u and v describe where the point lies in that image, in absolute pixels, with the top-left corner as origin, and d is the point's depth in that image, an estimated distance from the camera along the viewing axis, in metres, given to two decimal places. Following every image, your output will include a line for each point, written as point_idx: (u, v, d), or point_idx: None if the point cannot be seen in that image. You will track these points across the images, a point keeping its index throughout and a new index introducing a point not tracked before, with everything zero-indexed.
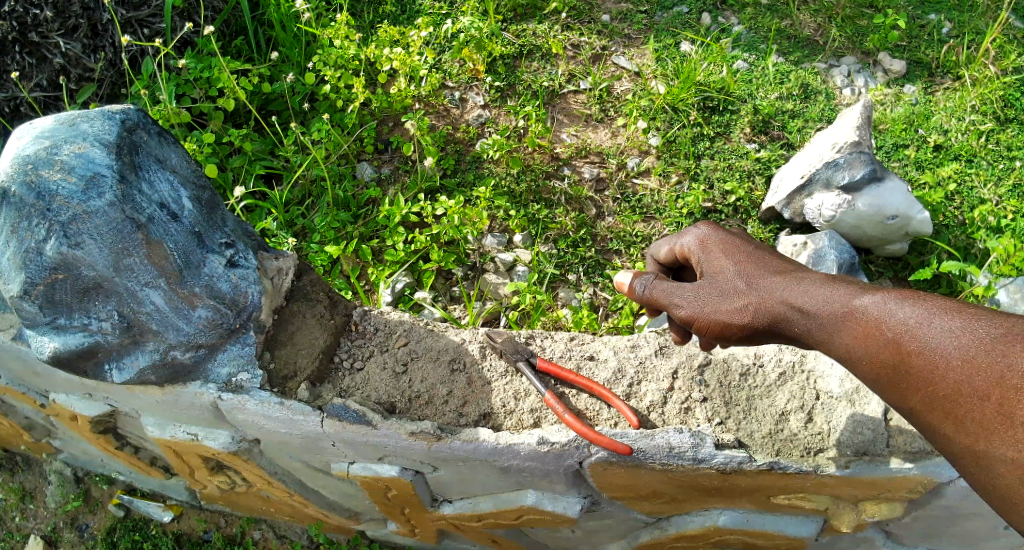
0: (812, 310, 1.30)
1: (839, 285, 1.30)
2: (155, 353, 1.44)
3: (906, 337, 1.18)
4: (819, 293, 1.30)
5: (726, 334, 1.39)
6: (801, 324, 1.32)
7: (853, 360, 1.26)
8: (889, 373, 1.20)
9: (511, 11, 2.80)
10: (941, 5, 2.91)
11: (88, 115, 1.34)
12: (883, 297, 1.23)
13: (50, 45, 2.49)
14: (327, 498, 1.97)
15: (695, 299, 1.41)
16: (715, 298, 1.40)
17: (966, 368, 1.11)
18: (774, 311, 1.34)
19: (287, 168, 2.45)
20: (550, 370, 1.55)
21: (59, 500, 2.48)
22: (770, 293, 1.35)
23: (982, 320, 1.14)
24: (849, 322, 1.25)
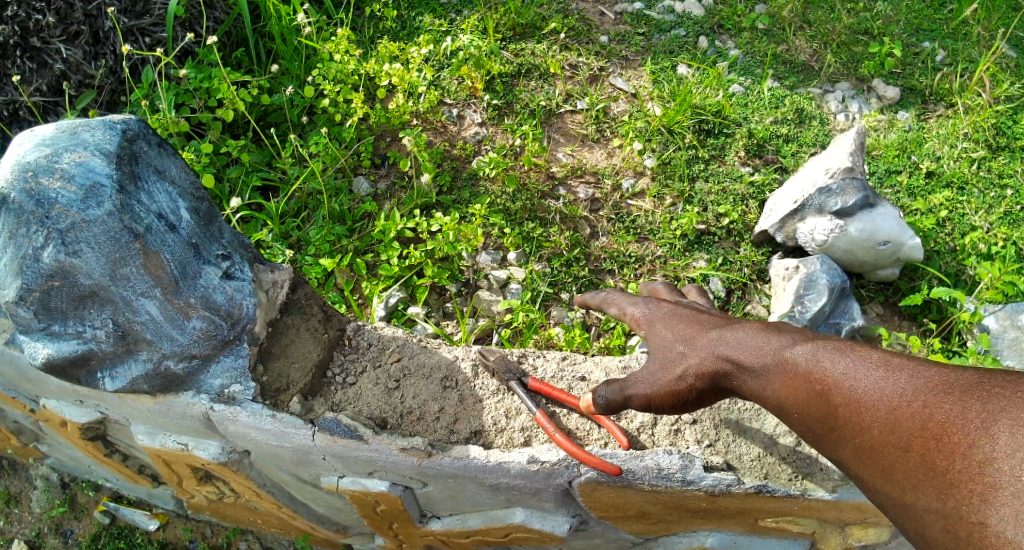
0: (745, 362, 1.29)
1: (773, 334, 1.30)
2: (148, 362, 1.44)
3: (833, 387, 1.18)
4: (753, 345, 1.30)
5: (678, 403, 1.37)
6: (737, 377, 1.31)
7: (788, 410, 1.25)
8: (821, 424, 1.19)
9: (511, 30, 2.83)
10: (935, 34, 2.95)
11: (89, 125, 1.35)
12: (812, 348, 1.23)
13: (51, 51, 2.49)
14: (315, 511, 1.97)
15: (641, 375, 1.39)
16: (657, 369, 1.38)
17: (890, 419, 1.10)
18: (710, 369, 1.33)
19: (284, 180, 2.46)
20: (540, 388, 1.57)
21: (44, 506, 2.47)
22: (704, 350, 1.34)
23: (906, 370, 1.13)
24: (780, 373, 1.25)
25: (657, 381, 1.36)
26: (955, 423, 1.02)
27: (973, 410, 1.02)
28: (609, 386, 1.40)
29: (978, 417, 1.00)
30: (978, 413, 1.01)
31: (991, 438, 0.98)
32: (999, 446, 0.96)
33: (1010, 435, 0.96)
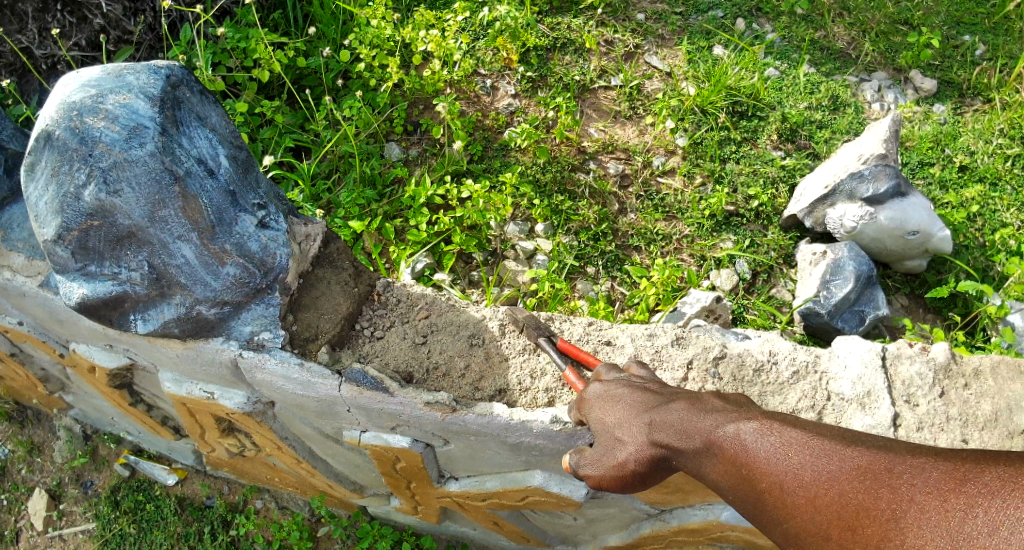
0: (674, 445, 1.20)
1: (701, 412, 1.19)
2: (181, 306, 1.47)
3: (757, 471, 1.09)
4: (683, 427, 1.19)
5: (628, 484, 1.30)
6: (673, 459, 1.22)
7: (721, 490, 1.17)
8: (752, 508, 1.11)
9: (547, 4, 2.82)
10: (977, 26, 2.90)
11: (134, 68, 1.36)
12: (739, 428, 1.14)
13: (91, 6, 2.52)
14: (335, 469, 2.00)
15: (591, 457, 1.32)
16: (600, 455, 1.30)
17: (809, 507, 1.02)
18: (646, 454, 1.24)
19: (316, 142, 2.48)
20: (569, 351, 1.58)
21: (66, 456, 2.51)
22: (638, 435, 1.24)
23: (826, 453, 1.05)
24: (709, 455, 1.16)
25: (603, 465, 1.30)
26: (869, 512, 0.96)
27: (885, 498, 0.95)
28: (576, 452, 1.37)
29: (889, 507, 0.94)
30: (888, 501, 0.94)
31: (899, 529, 0.92)
32: (909, 539, 0.90)
33: (919, 527, 0.90)
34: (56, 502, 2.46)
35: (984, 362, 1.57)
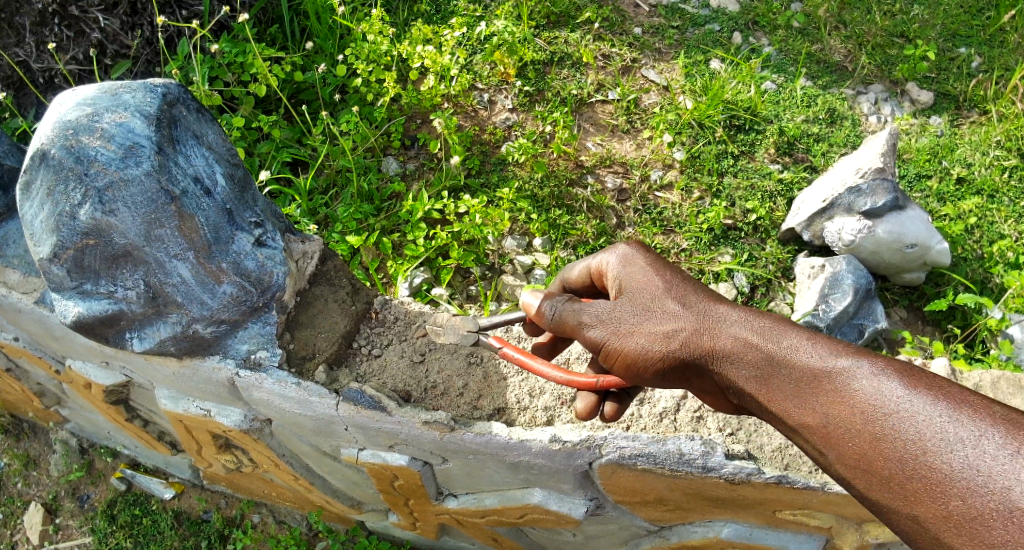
0: (768, 352, 1.20)
1: (809, 337, 1.19)
2: (177, 324, 1.46)
3: (900, 416, 1.04)
4: (792, 345, 1.19)
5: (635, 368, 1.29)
6: (744, 366, 1.22)
7: (825, 429, 1.12)
8: (875, 454, 1.06)
9: (545, 18, 2.83)
10: (972, 39, 2.91)
11: (130, 87, 1.36)
12: (870, 367, 1.10)
13: (89, 20, 2.51)
14: (332, 485, 1.98)
15: (609, 325, 1.30)
16: (627, 331, 1.28)
17: (968, 470, 0.97)
18: (700, 340, 1.25)
19: (313, 157, 2.48)
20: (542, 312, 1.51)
21: (62, 469, 2.49)
22: (712, 324, 1.26)
23: (990, 419, 1.00)
24: (825, 384, 1.13)
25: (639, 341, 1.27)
26: None
27: None
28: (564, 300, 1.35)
29: None
30: None
31: None
32: None
33: None
34: (52, 516, 2.44)
35: (983, 378, 1.57)
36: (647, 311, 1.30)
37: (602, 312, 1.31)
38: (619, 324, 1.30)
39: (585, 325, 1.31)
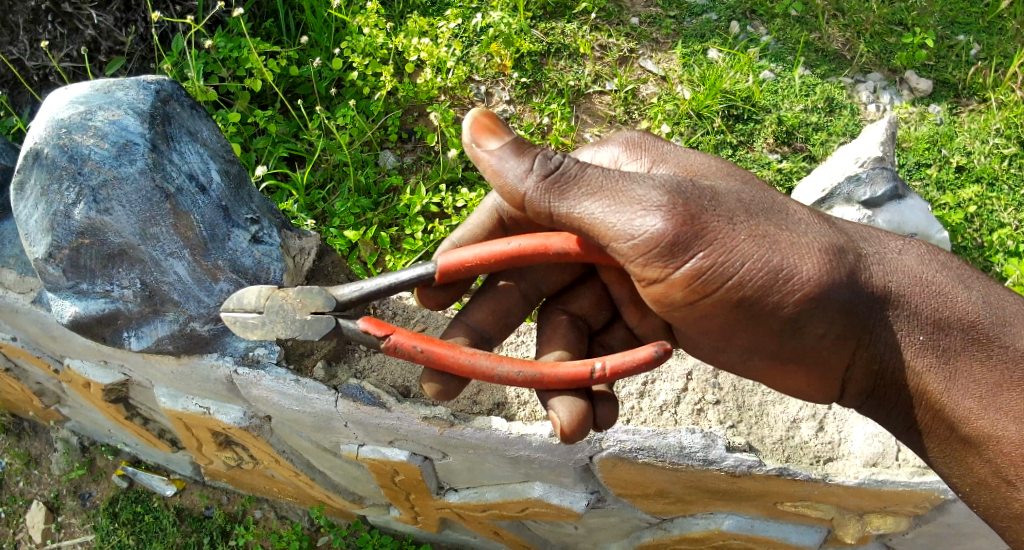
0: (945, 304, 1.27)
1: (990, 301, 1.28)
2: (174, 323, 1.45)
3: None
4: (968, 304, 1.27)
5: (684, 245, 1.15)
6: (909, 311, 1.27)
7: (986, 391, 1.24)
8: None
9: (541, 9, 2.80)
10: (971, 26, 2.89)
11: (123, 84, 1.36)
12: None
13: (83, 17, 2.48)
14: (333, 480, 1.98)
15: (744, 233, 1.19)
16: (767, 241, 1.20)
17: None
18: (858, 267, 1.26)
19: (310, 152, 2.46)
20: (454, 265, 1.28)
21: (64, 468, 2.49)
22: (889, 261, 1.29)
23: None
24: (1000, 354, 1.24)
25: (805, 262, 1.20)
26: None
27: None
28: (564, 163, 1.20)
29: None
30: None
31: None
32: None
33: None
34: (55, 515, 2.44)
35: None
36: (806, 234, 1.24)
37: (703, 204, 1.19)
38: (755, 231, 1.20)
39: (659, 208, 1.15)
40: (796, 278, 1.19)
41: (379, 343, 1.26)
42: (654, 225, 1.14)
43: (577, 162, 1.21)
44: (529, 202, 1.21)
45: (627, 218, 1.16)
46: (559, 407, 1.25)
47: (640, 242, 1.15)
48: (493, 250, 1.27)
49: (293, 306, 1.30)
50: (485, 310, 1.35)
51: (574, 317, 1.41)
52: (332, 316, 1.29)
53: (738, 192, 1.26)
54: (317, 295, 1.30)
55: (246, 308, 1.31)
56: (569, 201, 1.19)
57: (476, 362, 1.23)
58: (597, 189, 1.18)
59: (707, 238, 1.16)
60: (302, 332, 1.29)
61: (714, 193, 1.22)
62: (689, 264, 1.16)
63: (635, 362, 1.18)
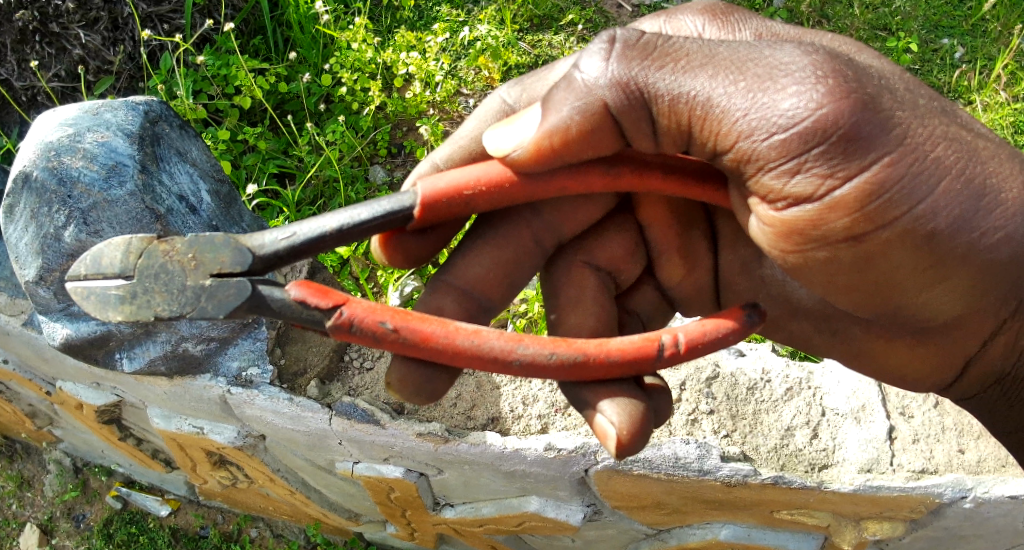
0: None
1: None
2: (167, 343, 1.43)
3: None
4: None
5: (852, 144, 0.92)
6: None
7: None
8: None
9: (528, 21, 2.83)
10: (954, 30, 2.92)
11: (111, 105, 1.38)
12: None
13: (70, 37, 2.47)
14: (329, 498, 1.97)
15: (939, 135, 0.98)
16: (963, 150, 1.00)
17: None
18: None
19: (300, 168, 2.46)
20: (448, 192, 1.09)
21: (57, 489, 2.46)
22: None
23: None
24: None
25: (1008, 185, 1.02)
26: None
27: None
28: (661, 47, 1.01)
29: None
30: None
31: None
32: None
33: None
34: (48, 537, 2.41)
35: None
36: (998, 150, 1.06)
37: (878, 88, 0.96)
38: (948, 134, 1.00)
39: (820, 83, 0.92)
40: (1002, 206, 1.01)
41: (325, 319, 1.02)
42: (815, 106, 0.91)
43: (657, 36, 1.03)
44: (621, 114, 1.02)
45: (772, 101, 0.93)
46: (611, 411, 1.09)
47: (794, 135, 0.92)
48: (502, 172, 1.11)
49: (177, 269, 1.05)
50: (477, 266, 1.23)
51: (597, 266, 1.34)
52: (246, 281, 1.03)
53: (906, 80, 1.05)
54: (226, 250, 1.06)
55: (109, 275, 1.07)
56: (679, 96, 0.99)
57: (485, 345, 1.03)
58: (712, 67, 0.98)
59: (895, 137, 0.93)
60: (197, 305, 1.03)
61: (884, 79, 1.00)
62: (865, 169, 0.93)
63: (719, 332, 1.07)
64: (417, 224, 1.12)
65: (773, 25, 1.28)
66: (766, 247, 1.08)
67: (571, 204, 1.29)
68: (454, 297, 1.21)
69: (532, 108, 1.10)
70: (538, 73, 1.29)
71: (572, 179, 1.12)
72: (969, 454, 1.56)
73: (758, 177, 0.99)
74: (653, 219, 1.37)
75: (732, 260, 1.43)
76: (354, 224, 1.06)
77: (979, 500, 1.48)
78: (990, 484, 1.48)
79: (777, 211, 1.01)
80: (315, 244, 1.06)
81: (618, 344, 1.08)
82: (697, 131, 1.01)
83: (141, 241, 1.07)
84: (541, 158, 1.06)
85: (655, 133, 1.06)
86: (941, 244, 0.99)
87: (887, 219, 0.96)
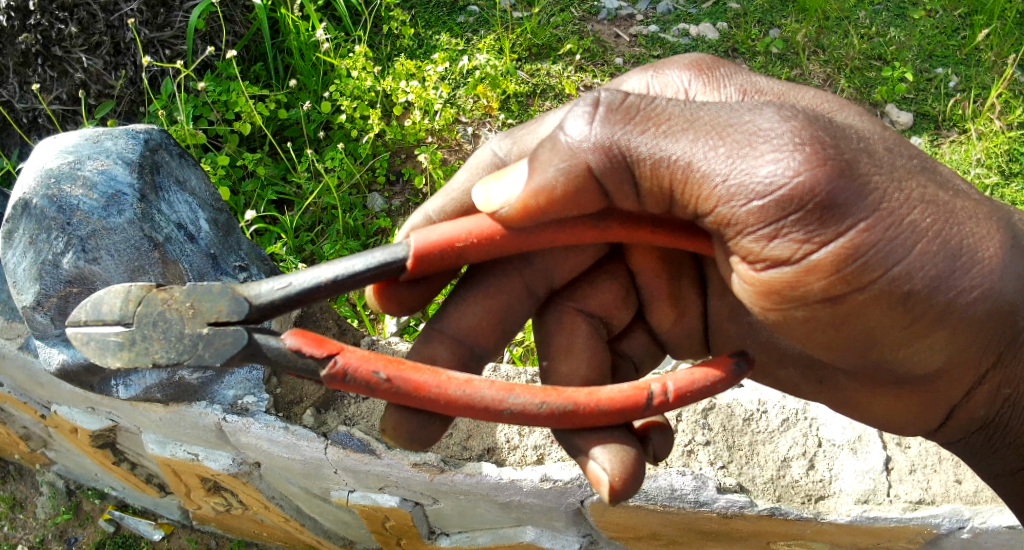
0: None
1: None
2: (163, 371, 1.42)
3: None
4: None
5: (829, 211, 0.92)
6: None
7: None
8: None
9: (526, 50, 2.85)
10: (948, 59, 2.96)
11: (112, 134, 1.39)
12: None
13: (72, 61, 2.49)
14: (323, 525, 1.95)
15: (916, 198, 0.98)
16: (941, 212, 1.00)
17: None
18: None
19: (299, 195, 2.47)
20: (440, 244, 1.11)
21: (49, 512, 2.44)
22: None
23: None
24: None
25: (985, 245, 1.03)
26: None
27: None
28: (645, 112, 1.02)
29: None
30: None
31: None
32: None
33: None
34: None
35: None
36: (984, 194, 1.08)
37: (857, 152, 0.97)
38: (926, 197, 1.00)
39: (797, 151, 0.92)
40: (979, 265, 1.01)
41: (319, 367, 1.03)
42: (792, 172, 0.91)
43: (640, 98, 1.04)
44: (604, 175, 1.03)
45: (750, 167, 0.94)
46: (603, 456, 1.10)
47: (771, 202, 0.93)
48: (493, 226, 1.12)
49: (175, 317, 1.07)
50: (470, 314, 1.24)
51: (588, 313, 1.35)
52: (242, 329, 1.05)
53: (886, 141, 1.07)
54: (224, 299, 1.07)
55: (108, 322, 1.08)
56: (661, 162, 1.00)
57: (475, 395, 1.03)
58: (693, 131, 0.99)
59: (871, 203, 0.94)
60: (194, 352, 1.05)
61: (863, 140, 1.01)
62: (842, 234, 0.93)
63: (707, 381, 1.08)
64: (410, 274, 1.12)
65: (758, 82, 1.30)
66: (747, 302, 1.09)
67: (563, 254, 1.31)
68: (448, 345, 1.22)
69: (520, 164, 1.12)
70: (529, 126, 1.30)
71: (561, 232, 1.13)
72: (966, 484, 1.56)
73: (736, 239, 1.00)
74: (643, 266, 1.36)
75: (720, 308, 1.42)
76: (349, 274, 1.07)
77: (976, 530, 1.49)
78: (988, 515, 1.49)
79: (757, 272, 1.01)
80: (310, 294, 1.06)
81: (608, 394, 1.08)
82: (680, 194, 1.02)
83: (140, 289, 1.08)
84: (527, 216, 1.08)
85: (640, 194, 1.07)
86: (916, 304, 1.00)
87: (863, 282, 0.96)
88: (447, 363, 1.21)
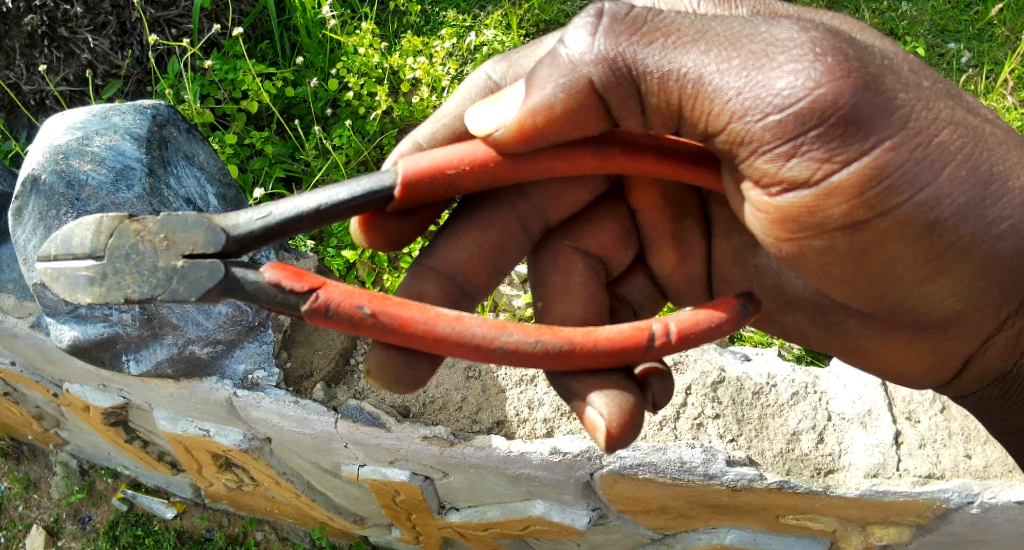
0: None
1: None
2: (173, 346, 1.44)
3: None
4: None
5: (852, 124, 0.91)
6: None
7: None
8: None
9: (534, 26, 2.83)
10: (961, 34, 2.92)
11: (119, 110, 1.39)
12: None
13: (78, 41, 2.49)
14: (334, 502, 1.97)
15: (944, 119, 0.98)
16: (970, 136, 0.99)
17: None
18: None
19: (307, 172, 2.47)
20: (430, 171, 1.08)
21: (63, 492, 2.46)
22: None
23: None
24: None
25: (1017, 173, 1.02)
26: None
27: None
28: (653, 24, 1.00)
29: None
30: None
31: None
32: None
33: None
34: (54, 539, 2.41)
35: None
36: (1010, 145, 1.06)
37: (882, 70, 0.96)
38: (954, 118, 0.99)
39: (817, 63, 0.91)
40: (1012, 194, 1.00)
41: (298, 302, 1.00)
42: (812, 84, 0.90)
43: (648, 10, 1.02)
44: (607, 90, 1.02)
45: (767, 79, 0.93)
46: (600, 402, 1.08)
47: (790, 115, 0.92)
48: (486, 152, 1.11)
49: (148, 249, 1.03)
50: (460, 251, 1.21)
51: (585, 253, 1.33)
52: (219, 261, 1.02)
53: (912, 62, 1.05)
54: (199, 230, 1.03)
55: (80, 256, 1.04)
56: (670, 78, 0.99)
57: (466, 331, 1.00)
58: (705, 43, 0.97)
59: (897, 120, 0.93)
60: (167, 287, 1.02)
61: (888, 59, 1.00)
62: (865, 153, 0.92)
63: (711, 323, 1.06)
64: (398, 204, 1.10)
65: (773, 4, 1.28)
66: (760, 234, 1.09)
67: (562, 185, 1.29)
68: (436, 282, 1.19)
69: (517, 85, 1.10)
70: (527, 50, 1.29)
71: (561, 159, 1.12)
72: (976, 459, 1.55)
73: (751, 159, 0.99)
74: (646, 204, 1.36)
75: (726, 248, 1.44)
76: (333, 203, 1.04)
77: (985, 505, 1.48)
78: (997, 490, 1.48)
79: (771, 197, 1.01)
80: (291, 224, 1.03)
81: (607, 334, 1.07)
82: (690, 112, 1.01)
83: (112, 221, 1.04)
84: (523, 138, 1.07)
85: (651, 115, 1.06)
86: (939, 237, 0.99)
87: (887, 207, 0.95)
88: (436, 300, 1.18)
